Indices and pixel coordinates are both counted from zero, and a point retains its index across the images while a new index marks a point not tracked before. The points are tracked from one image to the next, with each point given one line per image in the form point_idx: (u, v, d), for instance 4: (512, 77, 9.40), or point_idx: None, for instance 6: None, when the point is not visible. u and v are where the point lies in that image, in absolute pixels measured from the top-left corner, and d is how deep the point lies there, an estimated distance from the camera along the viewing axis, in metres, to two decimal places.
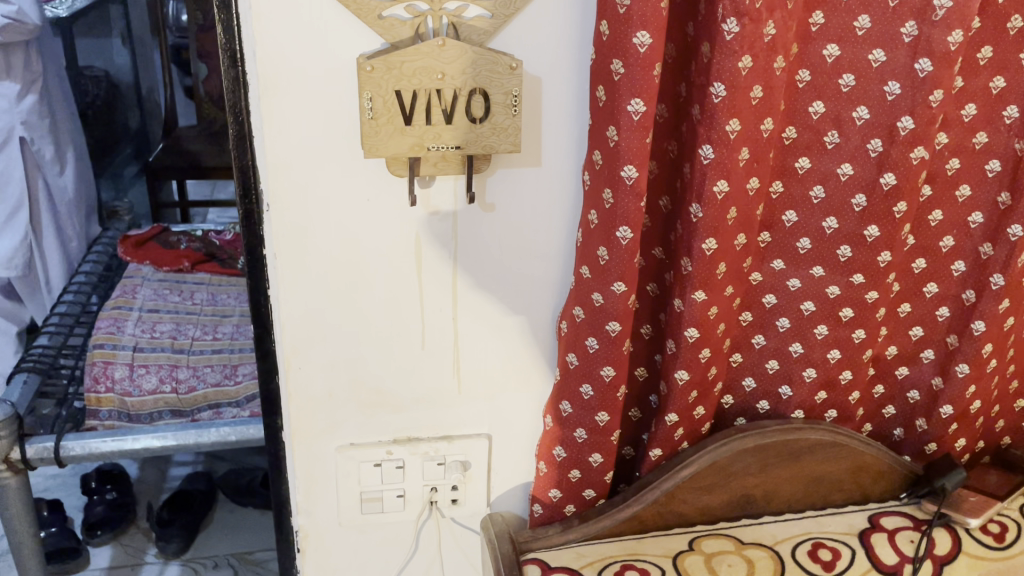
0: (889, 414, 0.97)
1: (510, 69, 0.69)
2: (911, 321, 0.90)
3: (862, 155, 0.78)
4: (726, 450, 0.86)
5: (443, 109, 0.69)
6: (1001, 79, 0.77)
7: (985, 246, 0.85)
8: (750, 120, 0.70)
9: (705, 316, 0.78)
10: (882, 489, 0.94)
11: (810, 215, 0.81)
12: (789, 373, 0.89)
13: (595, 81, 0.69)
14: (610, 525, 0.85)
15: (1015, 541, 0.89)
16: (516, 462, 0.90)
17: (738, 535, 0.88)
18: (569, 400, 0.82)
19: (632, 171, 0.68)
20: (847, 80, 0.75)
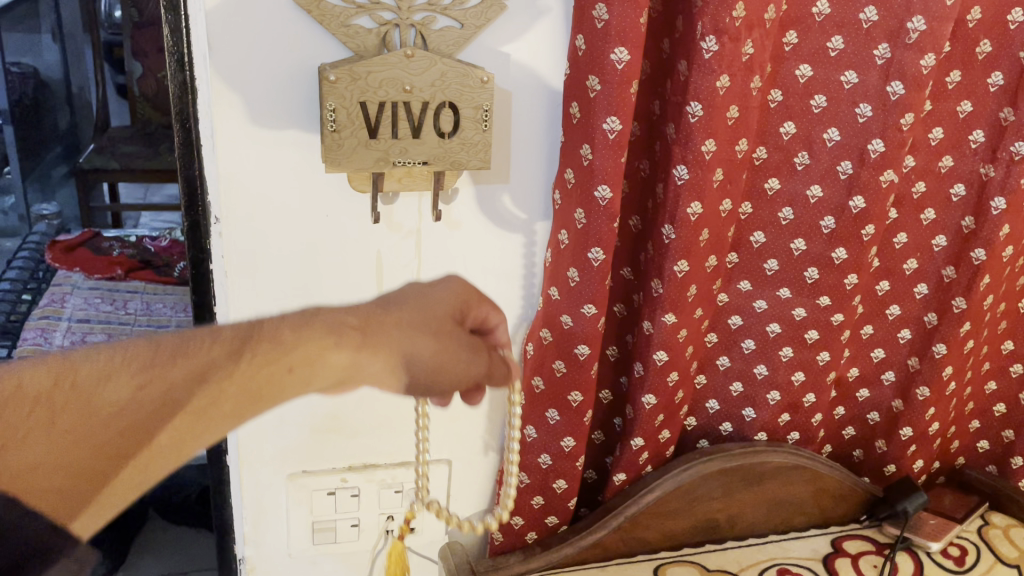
0: (850, 435, 0.96)
1: (481, 83, 0.65)
2: (873, 343, 0.90)
3: (831, 176, 0.77)
4: (691, 475, 0.84)
5: (411, 123, 0.65)
6: (968, 104, 0.78)
7: (947, 269, 0.85)
8: (724, 141, 0.69)
9: (674, 339, 0.76)
10: (842, 512, 0.93)
11: (778, 236, 0.80)
12: (753, 395, 0.88)
13: (570, 97, 0.67)
14: (572, 553, 0.82)
15: (976, 564, 0.88)
16: (476, 489, 0.87)
17: (702, 562, 0.86)
18: (534, 426, 0.79)
19: (606, 191, 0.66)
20: (818, 101, 0.75)
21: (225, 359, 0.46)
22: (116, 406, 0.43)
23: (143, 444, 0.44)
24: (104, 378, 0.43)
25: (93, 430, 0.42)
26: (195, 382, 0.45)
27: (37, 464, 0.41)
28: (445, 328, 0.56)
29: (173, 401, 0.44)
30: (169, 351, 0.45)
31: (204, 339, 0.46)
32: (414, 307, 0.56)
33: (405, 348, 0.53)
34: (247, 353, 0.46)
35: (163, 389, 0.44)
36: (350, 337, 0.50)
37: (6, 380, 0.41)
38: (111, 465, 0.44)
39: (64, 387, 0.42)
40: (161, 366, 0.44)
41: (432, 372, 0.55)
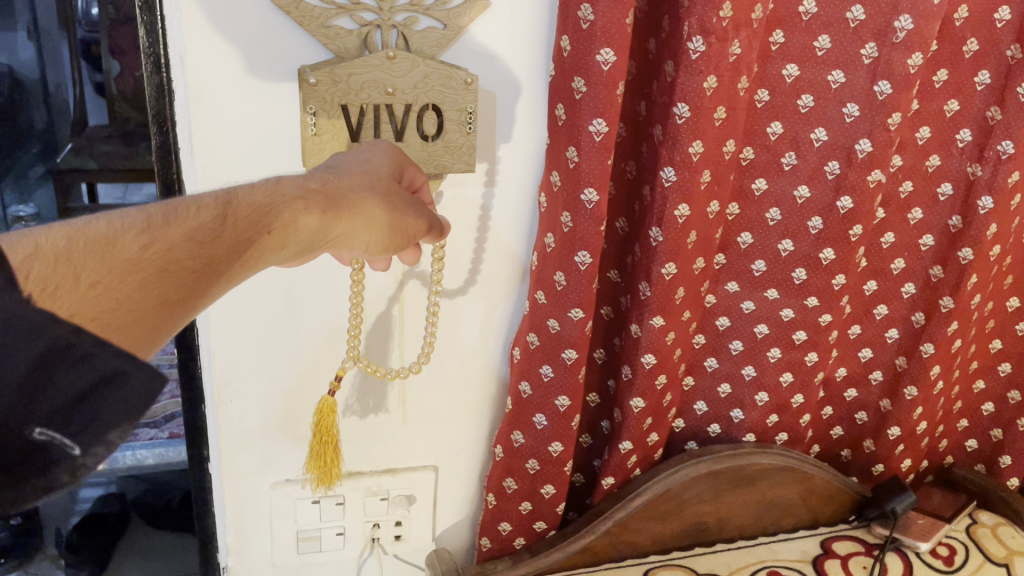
0: (837, 435, 0.96)
1: (464, 84, 0.64)
2: (861, 343, 0.89)
3: (819, 177, 0.77)
4: (680, 477, 0.84)
5: (393, 125, 0.64)
6: (955, 103, 0.78)
7: (935, 268, 0.85)
8: (712, 142, 0.68)
9: (662, 342, 0.76)
10: (830, 512, 0.93)
11: (766, 237, 0.80)
12: (741, 397, 0.87)
13: (555, 98, 0.66)
14: (561, 559, 0.81)
15: (964, 563, 0.87)
16: (464, 496, 0.86)
17: (692, 566, 0.85)
18: (521, 431, 0.78)
19: (593, 195, 0.65)
20: (806, 101, 0.74)
21: (213, 221, 0.47)
22: (136, 260, 0.43)
23: (177, 297, 0.44)
24: (113, 238, 0.43)
25: (125, 283, 0.42)
26: (196, 238, 0.46)
27: (89, 312, 0.40)
28: (395, 187, 0.59)
29: (184, 255, 0.45)
30: (164, 213, 0.45)
31: (187, 205, 0.47)
32: (363, 172, 0.58)
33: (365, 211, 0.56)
34: (230, 217, 0.48)
35: (175, 246, 0.44)
36: (314, 200, 0.53)
37: (24, 241, 0.39)
38: (154, 315, 0.43)
39: (80, 247, 0.41)
40: (159, 226, 0.44)
41: (390, 232, 0.59)
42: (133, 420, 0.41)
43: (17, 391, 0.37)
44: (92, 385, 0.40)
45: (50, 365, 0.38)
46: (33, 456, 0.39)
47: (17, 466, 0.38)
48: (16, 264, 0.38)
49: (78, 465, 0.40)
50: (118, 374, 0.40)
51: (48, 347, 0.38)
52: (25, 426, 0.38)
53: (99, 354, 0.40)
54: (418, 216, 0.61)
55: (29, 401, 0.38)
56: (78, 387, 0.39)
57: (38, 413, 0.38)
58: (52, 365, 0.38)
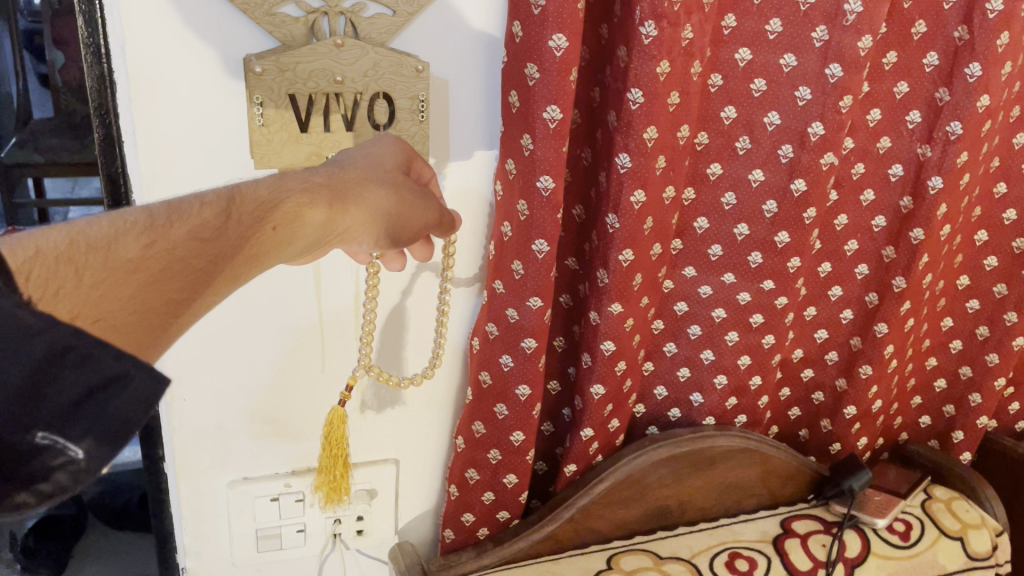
0: (795, 415, 0.98)
1: (416, 72, 0.63)
2: (816, 324, 0.90)
3: (773, 161, 0.77)
4: (642, 462, 0.84)
5: (343, 115, 0.63)
6: (904, 85, 0.79)
7: (887, 249, 0.86)
8: (666, 128, 0.68)
9: (620, 329, 0.76)
10: (790, 492, 0.94)
11: (722, 221, 0.80)
12: (701, 381, 0.88)
13: (508, 86, 0.65)
14: (525, 548, 0.81)
15: (920, 539, 0.89)
16: (425, 488, 0.85)
17: (655, 550, 0.84)
18: (482, 421, 0.78)
19: (548, 182, 0.65)
20: (758, 85, 0.74)
21: (216, 219, 0.47)
22: (139, 261, 0.42)
23: (181, 296, 0.44)
24: (114, 239, 0.42)
25: (127, 283, 0.42)
26: (199, 237, 0.46)
27: (90, 314, 0.40)
28: (402, 178, 0.60)
29: (186, 255, 0.45)
30: (165, 214, 0.45)
31: (190, 205, 0.47)
32: (367, 165, 0.58)
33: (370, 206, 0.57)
34: (232, 214, 0.48)
35: (177, 244, 0.44)
36: (318, 195, 0.54)
37: (25, 245, 0.39)
38: (158, 316, 0.43)
39: (82, 249, 0.41)
40: (161, 226, 0.44)
41: (397, 221, 0.59)
42: (138, 426, 0.39)
43: (18, 397, 0.37)
44: (96, 388, 0.39)
45: (52, 367, 0.38)
46: (35, 462, 0.38)
47: (17, 471, 0.37)
48: (16, 267, 0.38)
49: (81, 467, 0.39)
50: (120, 378, 0.39)
51: (48, 350, 0.37)
52: (27, 430, 0.37)
53: (101, 357, 0.39)
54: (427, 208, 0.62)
55: (32, 405, 0.37)
56: (79, 392, 0.38)
57: (40, 418, 0.38)
58: (55, 366, 0.38)
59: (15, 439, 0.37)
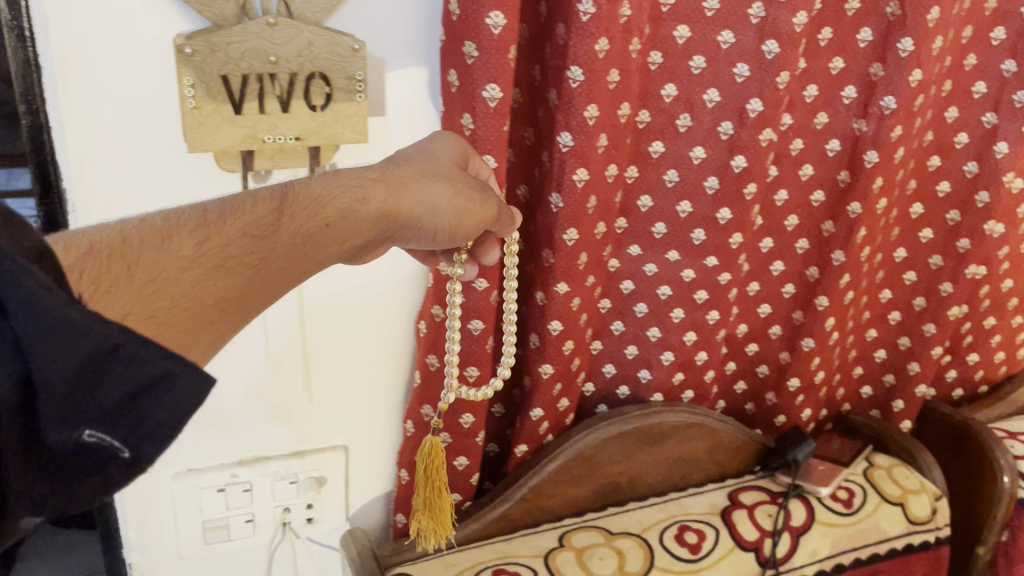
0: (741, 389, 0.99)
1: (352, 51, 0.62)
2: (760, 299, 0.91)
3: (713, 138, 0.78)
4: (592, 439, 0.85)
5: (279, 96, 0.61)
6: (840, 61, 0.80)
7: (826, 224, 0.88)
8: (607, 106, 0.68)
9: (568, 308, 0.76)
10: (737, 464, 0.96)
11: (665, 199, 0.80)
12: (648, 358, 0.88)
13: (447, 65, 0.63)
14: (477, 529, 0.81)
15: (862, 505, 0.91)
16: (376, 473, 0.84)
17: (606, 526, 0.85)
18: (431, 405, 0.77)
19: (491, 161, 0.65)
20: (698, 63, 0.74)
21: (268, 218, 0.47)
22: (193, 255, 0.42)
23: (234, 292, 0.43)
24: (169, 234, 0.42)
25: (183, 278, 0.41)
26: (252, 234, 0.45)
27: (142, 310, 0.39)
28: (459, 175, 0.59)
29: (238, 250, 0.44)
30: (218, 211, 0.45)
31: (244, 202, 0.47)
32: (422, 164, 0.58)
33: (417, 204, 0.56)
34: (285, 211, 0.48)
35: (230, 241, 0.44)
36: (369, 193, 0.53)
37: (78, 240, 0.39)
38: (213, 314, 0.42)
39: (135, 243, 0.40)
40: (215, 221, 0.44)
41: (451, 217, 0.58)
42: (180, 427, 0.38)
43: (62, 396, 0.35)
44: (145, 387, 0.36)
45: (100, 364, 0.35)
46: (90, 449, 0.37)
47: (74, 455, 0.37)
48: (68, 263, 0.38)
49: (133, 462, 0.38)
50: (164, 378, 0.37)
51: (93, 350, 0.35)
52: (74, 429, 0.35)
53: (146, 356, 0.36)
54: (483, 207, 0.61)
55: (75, 404, 0.35)
56: (123, 391, 0.36)
57: (84, 415, 0.36)
58: (99, 366, 0.35)
59: (61, 436, 0.35)
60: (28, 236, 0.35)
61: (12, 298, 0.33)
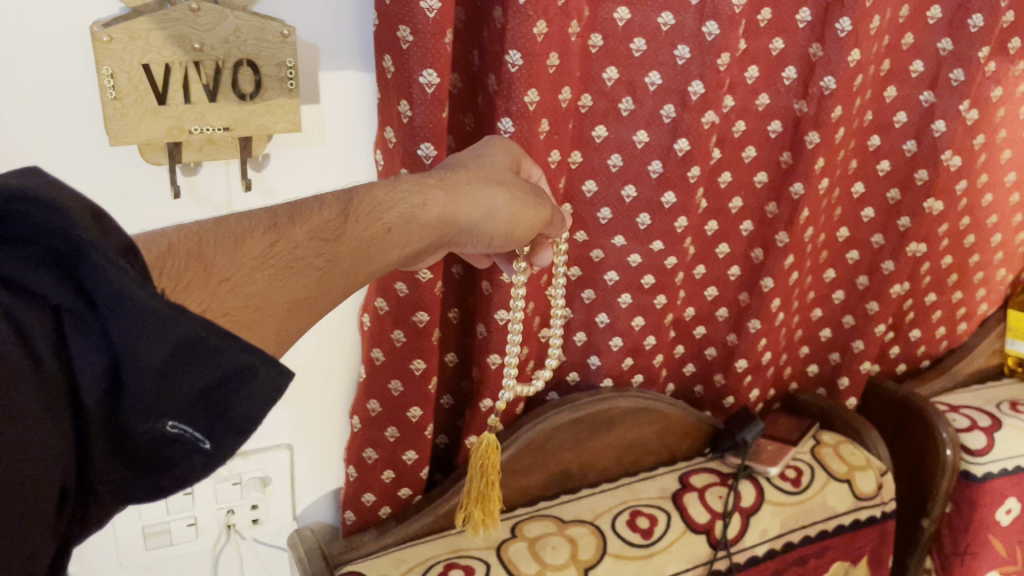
0: (689, 371, 0.99)
1: (281, 37, 0.60)
2: (706, 282, 0.91)
3: (656, 121, 0.77)
4: (543, 428, 0.84)
5: (205, 85, 0.58)
6: (780, 41, 0.79)
7: (770, 205, 0.88)
8: (547, 90, 0.67)
9: (515, 297, 0.75)
10: (688, 446, 0.96)
11: (609, 184, 0.80)
12: (597, 343, 0.88)
13: (381, 50, 0.62)
14: (428, 523, 0.80)
15: (810, 484, 0.92)
16: (322, 469, 0.82)
17: (558, 515, 0.84)
18: (377, 400, 0.75)
19: (430, 150, 0.63)
20: (638, 45, 0.74)
21: (333, 221, 0.50)
22: (264, 258, 0.45)
23: (302, 294, 0.47)
24: (243, 237, 0.45)
25: (254, 277, 0.44)
26: (318, 238, 0.48)
27: (219, 308, 0.43)
28: (513, 179, 0.61)
29: (306, 254, 0.47)
30: (288, 214, 0.48)
31: (313, 205, 0.50)
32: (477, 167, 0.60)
33: (473, 208, 0.58)
34: (348, 215, 0.51)
35: (297, 243, 0.47)
36: (429, 197, 0.56)
37: (163, 239, 0.44)
38: (283, 314, 0.46)
39: (211, 244, 0.44)
40: (284, 225, 0.47)
41: (506, 220, 0.60)
42: (259, 421, 0.37)
43: (153, 384, 0.35)
44: (224, 379, 0.37)
45: (184, 355, 0.36)
46: (166, 444, 0.37)
47: (151, 451, 0.37)
48: (152, 261, 0.42)
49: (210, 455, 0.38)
50: (245, 371, 0.37)
51: (180, 339, 0.35)
52: (159, 418, 0.36)
53: (228, 349, 0.37)
54: (536, 211, 0.62)
55: (163, 391, 0.36)
56: (209, 379, 0.37)
57: (173, 402, 0.37)
58: (185, 356, 0.36)
59: (148, 425, 0.36)
60: (115, 234, 0.36)
61: (101, 287, 0.34)
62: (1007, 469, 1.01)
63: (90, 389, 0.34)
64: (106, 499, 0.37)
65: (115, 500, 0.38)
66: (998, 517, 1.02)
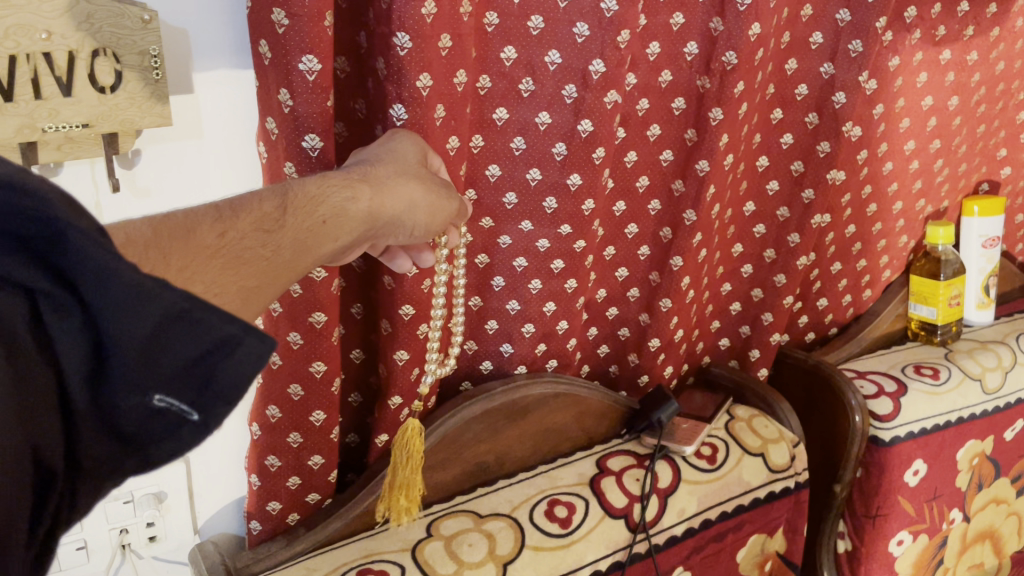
0: (604, 352, 0.97)
1: (142, 23, 0.55)
2: (617, 263, 0.90)
3: (558, 102, 0.75)
4: (455, 421, 0.81)
5: (57, 78, 0.53)
6: (680, 16, 0.78)
7: (676, 183, 0.87)
8: (440, 74, 0.63)
9: (419, 290, 0.72)
10: (604, 429, 0.95)
11: (512, 167, 0.77)
12: (509, 331, 0.85)
13: (257, 34, 0.57)
14: (340, 527, 0.76)
15: (725, 460, 0.92)
16: (222, 479, 0.77)
17: (475, 509, 0.82)
18: (277, 405, 0.71)
19: (315, 141, 0.59)
20: (535, 23, 0.71)
21: (276, 211, 0.49)
22: (215, 248, 0.45)
23: (254, 283, 0.46)
24: (193, 227, 0.45)
25: (210, 267, 0.44)
26: (263, 229, 0.48)
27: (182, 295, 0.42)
28: (428, 173, 0.61)
29: (252, 244, 0.47)
30: (230, 205, 0.47)
31: (254, 198, 0.49)
32: (396, 160, 0.59)
33: (398, 200, 0.57)
34: (289, 205, 0.50)
35: (244, 235, 0.47)
36: (357, 190, 0.55)
37: (118, 228, 0.43)
38: (241, 302, 0.45)
39: (167, 234, 0.43)
40: (230, 217, 0.47)
41: (424, 212, 0.60)
42: (248, 388, 0.37)
43: (136, 357, 0.35)
44: (211, 350, 0.36)
45: (165, 329, 0.36)
46: (156, 420, 0.37)
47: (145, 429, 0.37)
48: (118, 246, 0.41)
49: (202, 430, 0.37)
50: (229, 341, 0.37)
51: (161, 314, 0.35)
52: (145, 393, 0.36)
53: (209, 321, 0.36)
54: (447, 202, 0.63)
55: (148, 363, 0.36)
56: (194, 351, 0.36)
57: (156, 376, 0.36)
58: (165, 332, 0.36)
59: (132, 401, 0.36)
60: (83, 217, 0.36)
61: (83, 264, 0.34)
62: (913, 432, 1.03)
63: (73, 367, 0.35)
64: (96, 473, 0.38)
65: (107, 475, 0.38)
66: (906, 478, 1.05)
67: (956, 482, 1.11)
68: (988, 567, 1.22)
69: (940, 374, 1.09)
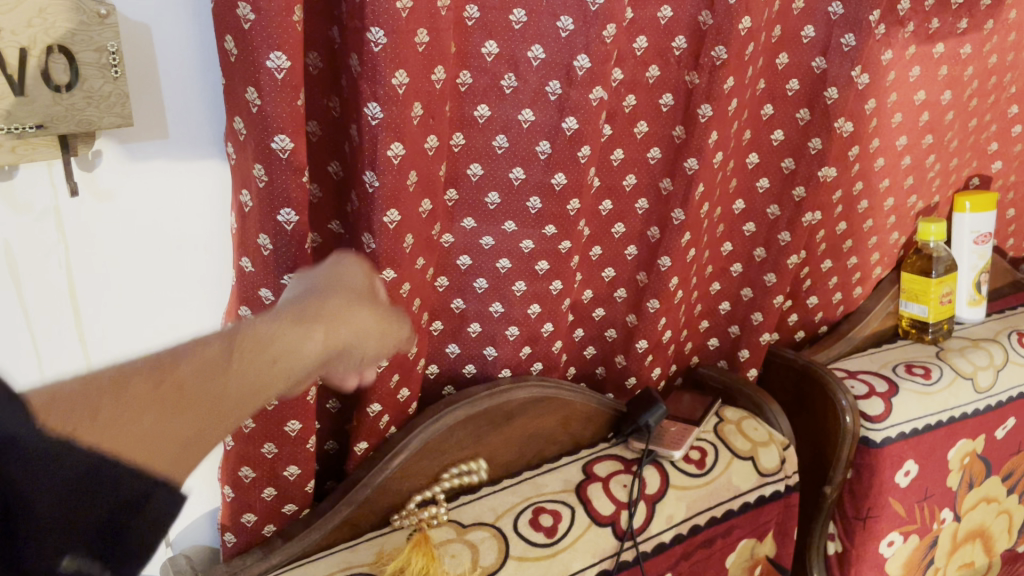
0: (590, 354, 0.95)
1: (99, 17, 0.52)
2: (603, 263, 0.88)
3: (542, 99, 0.72)
4: (437, 428, 0.79)
5: (10, 77, 0.50)
6: (667, 9, 0.75)
7: (664, 181, 0.85)
8: (417, 70, 0.61)
9: (398, 295, 0.70)
10: (590, 433, 0.93)
11: (495, 166, 0.74)
12: (492, 334, 0.83)
13: (220, 28, 0.54)
14: (317, 539, 0.74)
15: (714, 465, 0.90)
16: (195, 490, 0.75)
17: (457, 518, 0.79)
18: (251, 415, 0.68)
19: (285, 141, 0.57)
20: (518, 16, 0.68)
21: (218, 360, 0.43)
22: (148, 403, 0.40)
23: (179, 445, 0.41)
24: (123, 379, 0.40)
25: (140, 421, 0.39)
26: (199, 388, 0.42)
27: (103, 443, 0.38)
28: (377, 304, 0.53)
29: (187, 394, 0.41)
30: (169, 357, 0.42)
31: (195, 343, 0.43)
32: (349, 291, 0.52)
33: (353, 333, 0.49)
34: (235, 351, 0.44)
35: (180, 388, 0.41)
36: (314, 328, 0.47)
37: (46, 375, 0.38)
38: (168, 456, 0.41)
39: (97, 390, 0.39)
40: (167, 366, 0.41)
41: (378, 337, 0.52)
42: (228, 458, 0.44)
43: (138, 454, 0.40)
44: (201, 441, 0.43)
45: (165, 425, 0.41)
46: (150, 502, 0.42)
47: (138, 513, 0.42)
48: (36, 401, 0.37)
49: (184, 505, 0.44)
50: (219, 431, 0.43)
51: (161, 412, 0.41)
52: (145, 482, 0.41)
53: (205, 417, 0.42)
54: (400, 326, 0.54)
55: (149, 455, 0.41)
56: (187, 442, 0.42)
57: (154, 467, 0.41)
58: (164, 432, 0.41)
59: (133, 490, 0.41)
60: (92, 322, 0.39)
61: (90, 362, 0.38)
62: (905, 433, 1.01)
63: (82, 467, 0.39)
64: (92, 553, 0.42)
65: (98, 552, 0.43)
66: (897, 480, 1.03)
67: (947, 482, 1.10)
68: (978, 566, 1.21)
69: (932, 373, 1.07)
